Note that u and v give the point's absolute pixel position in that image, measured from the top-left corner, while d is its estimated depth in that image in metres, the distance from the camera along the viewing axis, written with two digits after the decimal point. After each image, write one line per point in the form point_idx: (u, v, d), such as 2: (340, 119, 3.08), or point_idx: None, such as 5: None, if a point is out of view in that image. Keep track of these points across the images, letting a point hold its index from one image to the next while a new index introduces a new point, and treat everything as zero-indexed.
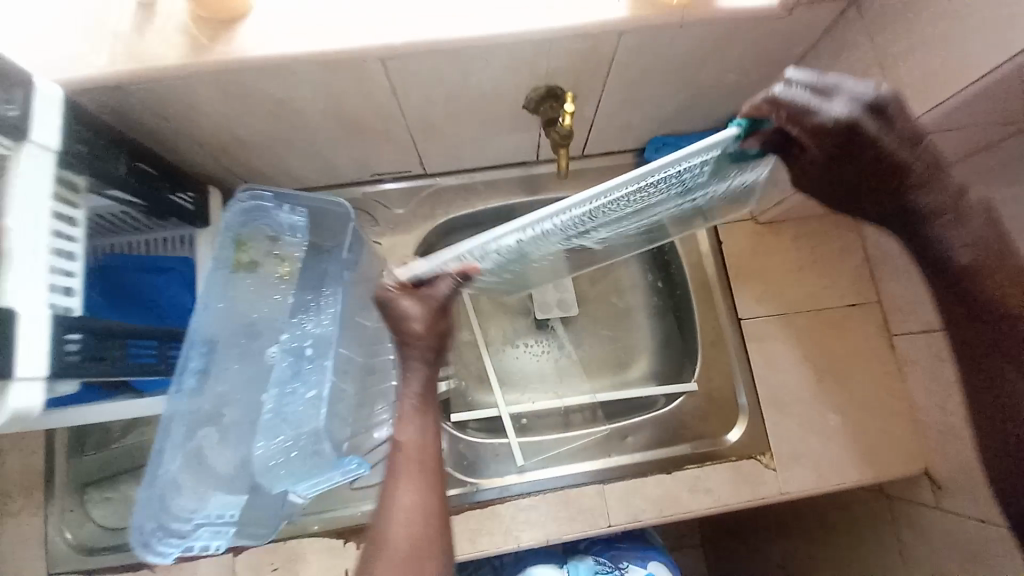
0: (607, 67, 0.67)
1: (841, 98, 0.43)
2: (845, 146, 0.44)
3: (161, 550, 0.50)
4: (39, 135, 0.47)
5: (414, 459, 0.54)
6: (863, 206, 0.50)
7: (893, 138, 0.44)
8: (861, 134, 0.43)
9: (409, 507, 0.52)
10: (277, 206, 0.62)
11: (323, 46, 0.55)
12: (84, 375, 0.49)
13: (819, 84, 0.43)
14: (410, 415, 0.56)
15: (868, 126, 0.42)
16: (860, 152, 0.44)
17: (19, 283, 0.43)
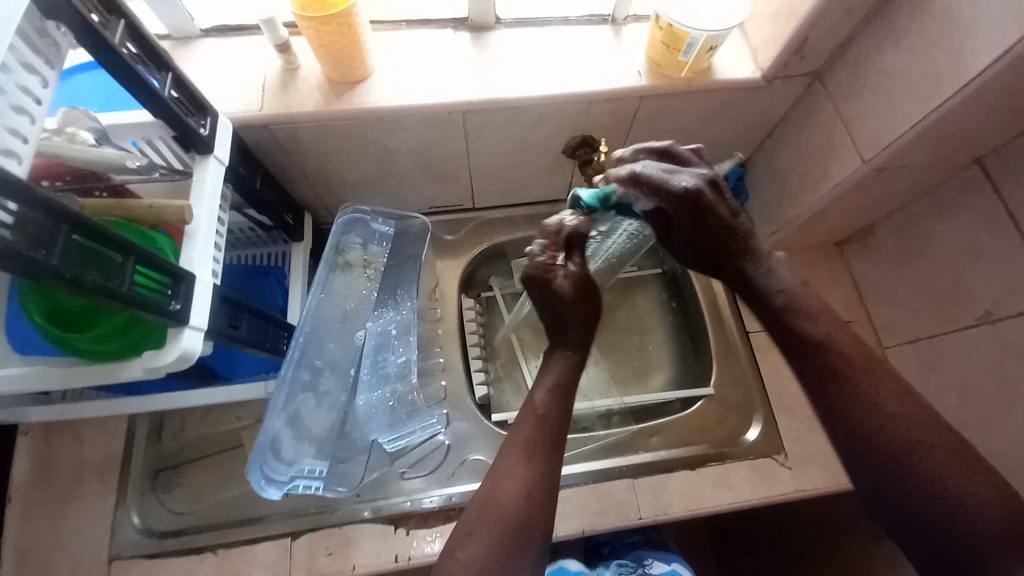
0: (631, 122, 0.85)
1: (689, 178, 0.60)
2: (692, 215, 0.60)
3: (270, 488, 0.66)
4: (217, 151, 0.61)
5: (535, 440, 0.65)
6: (722, 252, 0.63)
7: (727, 209, 0.62)
8: (705, 201, 0.60)
9: (522, 475, 0.63)
10: (372, 218, 0.81)
11: (422, 104, 0.74)
12: (223, 337, 0.61)
13: (661, 168, 0.61)
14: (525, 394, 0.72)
15: (706, 191, 0.59)
16: (703, 217, 0.60)
17: (198, 257, 0.56)
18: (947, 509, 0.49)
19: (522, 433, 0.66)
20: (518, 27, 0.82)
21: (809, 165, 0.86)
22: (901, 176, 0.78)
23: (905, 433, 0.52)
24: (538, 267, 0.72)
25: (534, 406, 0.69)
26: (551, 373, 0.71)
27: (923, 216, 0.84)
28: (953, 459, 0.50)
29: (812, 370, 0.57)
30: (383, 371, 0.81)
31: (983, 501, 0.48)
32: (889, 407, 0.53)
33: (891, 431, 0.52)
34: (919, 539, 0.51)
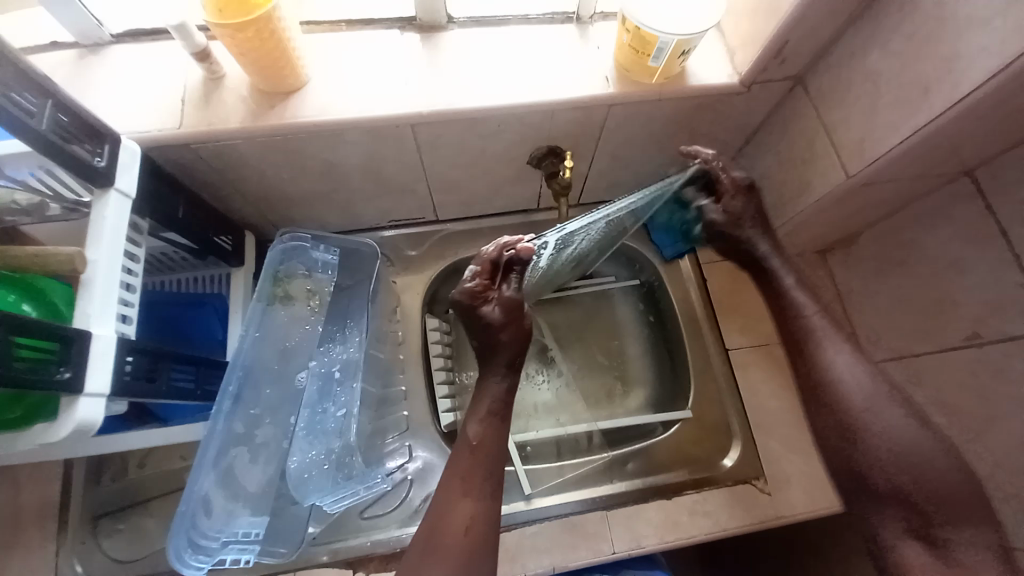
0: (599, 132, 0.78)
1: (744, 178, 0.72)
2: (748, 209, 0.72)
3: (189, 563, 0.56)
4: (120, 183, 0.54)
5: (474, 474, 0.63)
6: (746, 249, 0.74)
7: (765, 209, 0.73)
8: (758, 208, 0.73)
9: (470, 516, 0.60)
10: (313, 244, 0.73)
11: (364, 116, 0.66)
12: (135, 393, 0.54)
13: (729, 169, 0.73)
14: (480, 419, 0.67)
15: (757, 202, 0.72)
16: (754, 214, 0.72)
17: (95, 310, 0.49)
18: (900, 474, 0.60)
19: (459, 466, 0.63)
20: (474, 27, 0.74)
21: (790, 175, 0.80)
22: (885, 189, 0.73)
23: (870, 399, 0.63)
24: (467, 295, 0.65)
25: (468, 438, 0.66)
26: (484, 400, 0.67)
27: (908, 229, 0.80)
28: (913, 428, 0.60)
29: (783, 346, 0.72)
30: (322, 426, 0.65)
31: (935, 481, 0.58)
32: (862, 379, 0.64)
33: (860, 398, 0.63)
34: (877, 500, 0.61)
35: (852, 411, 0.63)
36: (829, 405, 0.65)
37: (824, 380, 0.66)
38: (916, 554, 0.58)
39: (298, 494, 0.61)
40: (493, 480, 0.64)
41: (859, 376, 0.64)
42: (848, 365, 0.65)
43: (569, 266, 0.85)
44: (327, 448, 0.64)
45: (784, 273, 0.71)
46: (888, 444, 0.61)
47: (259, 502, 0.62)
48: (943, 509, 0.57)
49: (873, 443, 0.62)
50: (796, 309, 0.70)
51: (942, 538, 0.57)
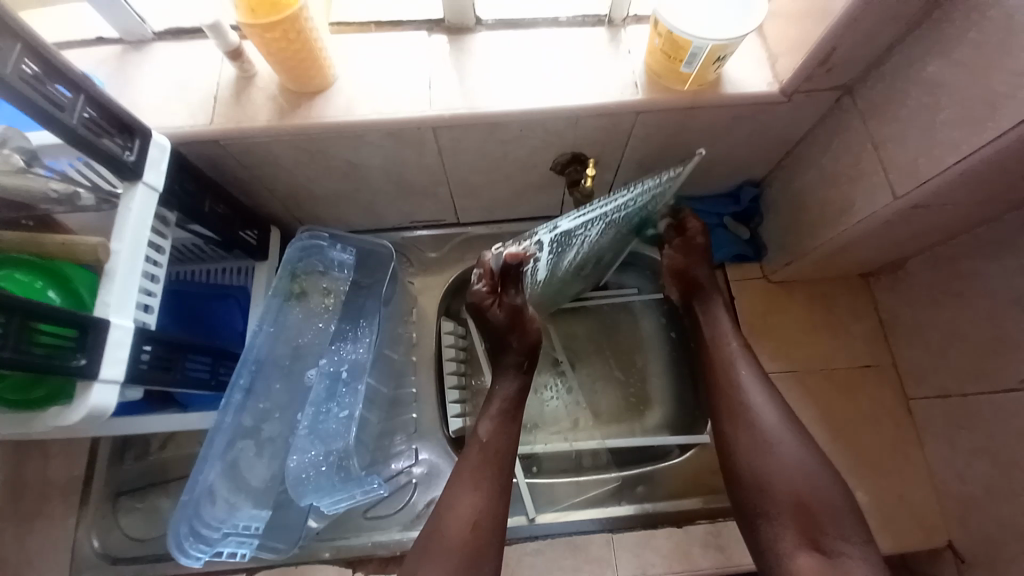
0: (627, 139, 0.75)
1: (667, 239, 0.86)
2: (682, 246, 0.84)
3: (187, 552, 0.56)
4: (148, 177, 0.56)
5: (483, 472, 0.66)
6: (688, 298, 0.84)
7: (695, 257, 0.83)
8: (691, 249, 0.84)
9: (469, 518, 0.63)
10: (330, 244, 0.72)
11: (383, 119, 0.66)
12: (149, 381, 0.56)
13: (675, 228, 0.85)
14: (495, 415, 0.71)
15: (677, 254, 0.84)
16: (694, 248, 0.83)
17: (114, 300, 0.51)
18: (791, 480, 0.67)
19: (467, 466, 0.67)
20: (502, 29, 0.73)
21: (831, 192, 0.75)
22: (940, 212, 0.66)
23: (769, 419, 0.71)
24: (479, 296, 0.68)
25: (479, 436, 0.70)
26: (494, 400, 0.72)
27: (965, 257, 0.72)
28: (797, 441, 0.69)
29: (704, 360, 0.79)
30: (324, 427, 0.64)
31: (809, 490, 0.66)
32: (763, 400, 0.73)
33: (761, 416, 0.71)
34: (778, 520, 0.66)
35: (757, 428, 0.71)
36: (738, 421, 0.72)
37: (736, 398, 0.74)
38: (807, 561, 0.62)
39: (296, 495, 0.60)
40: (503, 480, 0.67)
41: (755, 392, 0.73)
42: (751, 385, 0.74)
43: (575, 276, 0.84)
44: (327, 450, 0.63)
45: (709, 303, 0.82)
46: (787, 458, 0.68)
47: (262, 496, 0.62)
48: (824, 516, 0.64)
49: (771, 456, 0.69)
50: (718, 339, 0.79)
51: (832, 548, 0.62)
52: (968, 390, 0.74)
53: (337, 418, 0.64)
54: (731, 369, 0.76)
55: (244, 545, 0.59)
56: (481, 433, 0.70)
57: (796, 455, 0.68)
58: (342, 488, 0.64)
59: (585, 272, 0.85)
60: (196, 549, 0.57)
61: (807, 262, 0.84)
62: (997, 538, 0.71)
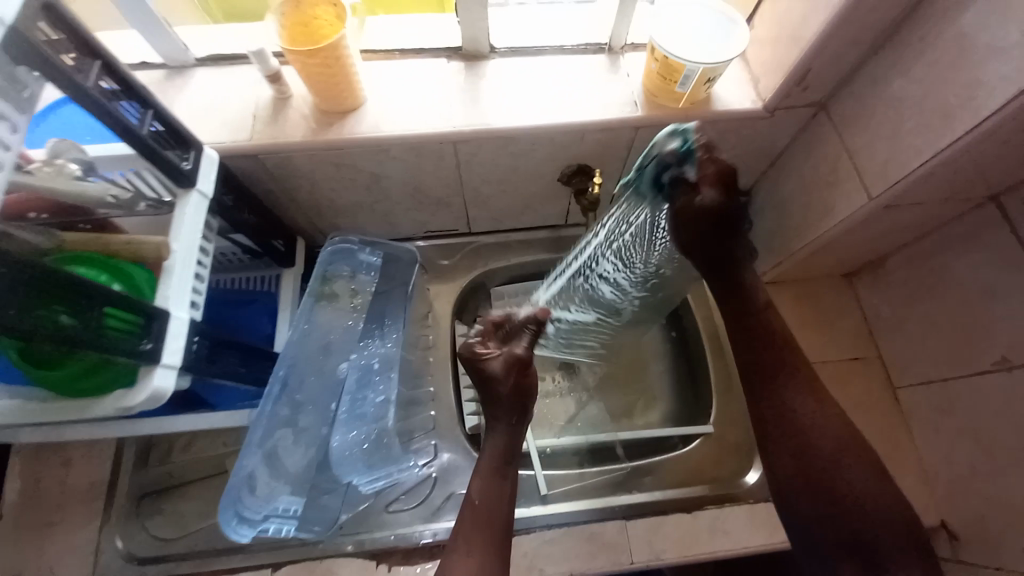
0: (627, 152, 0.83)
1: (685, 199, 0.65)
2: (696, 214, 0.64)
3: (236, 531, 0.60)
4: (200, 185, 0.62)
5: (480, 523, 0.64)
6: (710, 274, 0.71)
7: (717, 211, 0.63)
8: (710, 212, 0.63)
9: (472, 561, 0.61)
10: (359, 247, 0.78)
11: (409, 134, 0.73)
12: (195, 371, 0.61)
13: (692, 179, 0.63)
14: (484, 474, 0.69)
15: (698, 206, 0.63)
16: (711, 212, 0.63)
17: (172, 293, 0.56)
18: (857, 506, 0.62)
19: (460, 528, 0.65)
20: (513, 56, 0.82)
21: (813, 197, 0.82)
22: (909, 212, 0.74)
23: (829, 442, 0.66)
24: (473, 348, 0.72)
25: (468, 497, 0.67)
26: (483, 459, 0.70)
27: (935, 253, 0.80)
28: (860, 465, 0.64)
29: (760, 378, 0.71)
30: (360, 411, 0.70)
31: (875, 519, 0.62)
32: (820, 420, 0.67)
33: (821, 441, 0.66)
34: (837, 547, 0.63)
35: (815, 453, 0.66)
36: (795, 447, 0.67)
37: (793, 421, 0.67)
38: None
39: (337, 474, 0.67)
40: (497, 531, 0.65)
41: (812, 411, 0.67)
42: (807, 405, 0.68)
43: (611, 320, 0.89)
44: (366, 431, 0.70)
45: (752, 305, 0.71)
46: (849, 484, 0.64)
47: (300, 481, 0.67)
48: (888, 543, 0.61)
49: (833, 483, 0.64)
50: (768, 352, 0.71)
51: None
52: (949, 375, 0.80)
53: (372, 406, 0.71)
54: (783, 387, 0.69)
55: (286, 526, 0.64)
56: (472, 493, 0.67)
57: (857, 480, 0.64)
58: (379, 467, 0.70)
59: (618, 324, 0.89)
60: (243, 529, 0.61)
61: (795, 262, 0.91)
62: (985, 513, 0.75)
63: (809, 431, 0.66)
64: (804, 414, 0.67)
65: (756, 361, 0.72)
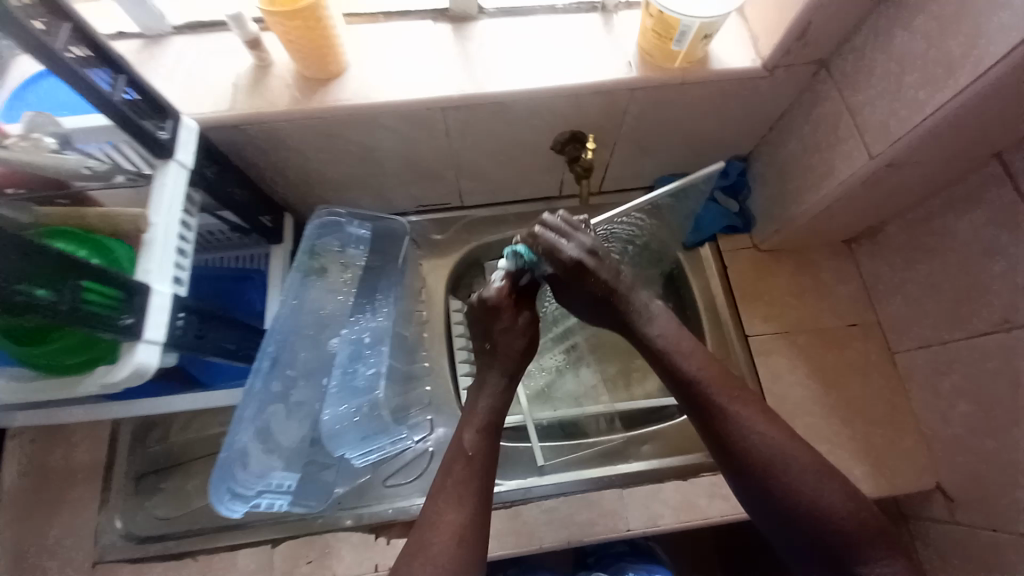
0: (623, 118, 0.81)
1: (575, 248, 0.67)
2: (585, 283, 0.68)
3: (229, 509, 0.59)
4: (179, 155, 0.60)
5: (469, 481, 0.65)
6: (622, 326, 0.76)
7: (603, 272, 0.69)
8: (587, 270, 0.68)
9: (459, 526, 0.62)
10: (348, 221, 0.75)
11: (396, 101, 0.70)
12: (184, 346, 0.59)
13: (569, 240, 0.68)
14: (483, 429, 0.69)
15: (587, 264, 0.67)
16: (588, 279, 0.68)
17: (154, 267, 0.54)
18: (814, 519, 0.62)
19: (453, 478, 0.66)
20: (503, 17, 0.78)
21: (813, 161, 0.80)
22: (911, 172, 0.72)
23: (770, 451, 0.65)
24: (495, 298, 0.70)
25: (462, 447, 0.68)
26: (478, 413, 0.70)
27: (937, 216, 0.79)
28: (802, 469, 0.64)
29: (694, 409, 0.69)
30: (352, 383, 0.72)
31: (830, 517, 0.62)
32: (756, 427, 0.66)
33: (762, 450, 0.65)
34: (801, 546, 0.64)
35: (762, 461, 0.65)
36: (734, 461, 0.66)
37: (732, 437, 0.66)
38: None
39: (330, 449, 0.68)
40: (485, 492, 0.66)
41: (747, 419, 0.67)
42: (739, 414, 0.67)
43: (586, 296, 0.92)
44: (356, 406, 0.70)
45: (651, 331, 0.72)
46: (798, 488, 0.63)
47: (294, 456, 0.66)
48: (847, 537, 0.61)
49: (782, 489, 0.64)
50: (682, 369, 0.70)
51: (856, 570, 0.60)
52: (946, 339, 0.80)
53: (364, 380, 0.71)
54: (714, 400, 0.68)
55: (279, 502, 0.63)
56: (466, 446, 0.68)
57: (806, 482, 0.64)
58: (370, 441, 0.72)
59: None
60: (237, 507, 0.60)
61: (794, 229, 0.90)
62: (983, 474, 0.76)
63: (746, 441, 0.66)
64: (739, 424, 0.66)
65: (680, 397, 0.70)
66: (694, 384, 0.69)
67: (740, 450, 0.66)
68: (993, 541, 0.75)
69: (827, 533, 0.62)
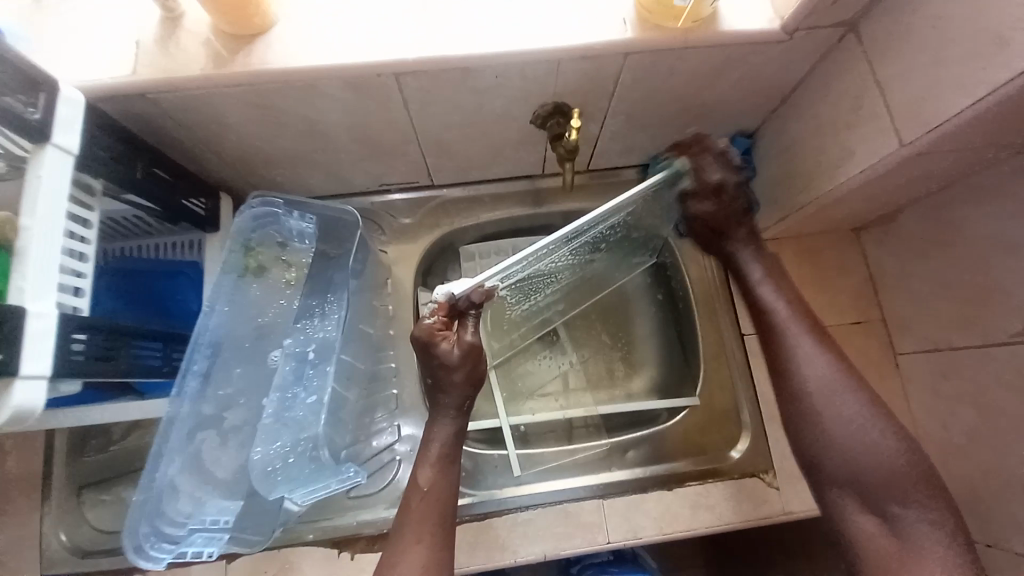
0: (613, 87, 0.69)
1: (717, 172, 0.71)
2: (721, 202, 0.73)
3: (153, 554, 0.54)
4: (58, 138, 0.48)
5: (431, 511, 0.60)
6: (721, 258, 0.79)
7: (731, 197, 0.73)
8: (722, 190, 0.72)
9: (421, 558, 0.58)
10: (287, 211, 0.65)
11: (336, 65, 0.57)
12: (91, 374, 0.51)
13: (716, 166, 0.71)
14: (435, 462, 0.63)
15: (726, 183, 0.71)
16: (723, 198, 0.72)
17: (31, 284, 0.45)
18: (858, 456, 0.59)
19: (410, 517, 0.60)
20: None
21: (828, 143, 0.70)
22: (941, 160, 0.62)
23: (825, 381, 0.63)
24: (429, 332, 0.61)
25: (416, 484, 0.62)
26: (432, 445, 0.64)
27: (958, 207, 0.70)
28: (858, 400, 0.62)
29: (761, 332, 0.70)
30: (290, 414, 0.61)
31: (881, 451, 0.59)
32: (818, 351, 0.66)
33: (816, 379, 0.64)
34: (839, 483, 0.61)
35: (813, 390, 0.63)
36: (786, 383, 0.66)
37: (787, 360, 0.66)
38: (875, 529, 0.58)
39: (266, 491, 0.59)
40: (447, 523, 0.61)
41: (806, 343, 0.66)
42: (799, 336, 0.67)
43: (566, 290, 0.85)
44: (295, 439, 0.62)
45: (746, 257, 0.75)
46: (844, 419, 0.61)
47: (229, 489, 0.60)
48: (895, 479, 0.58)
49: (829, 415, 0.62)
50: (759, 292, 0.72)
51: (896, 511, 0.57)
52: (953, 344, 0.73)
53: (305, 404, 0.62)
54: (779, 322, 0.68)
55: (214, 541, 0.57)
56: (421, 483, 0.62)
57: (857, 417, 0.61)
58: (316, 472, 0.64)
59: (569, 297, 0.87)
60: (161, 551, 0.54)
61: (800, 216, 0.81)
62: (979, 485, 0.72)
63: (802, 364, 0.65)
64: (798, 344, 0.66)
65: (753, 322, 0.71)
66: (764, 306, 0.70)
67: (795, 376, 0.65)
68: (982, 554, 0.71)
69: (868, 473, 0.59)
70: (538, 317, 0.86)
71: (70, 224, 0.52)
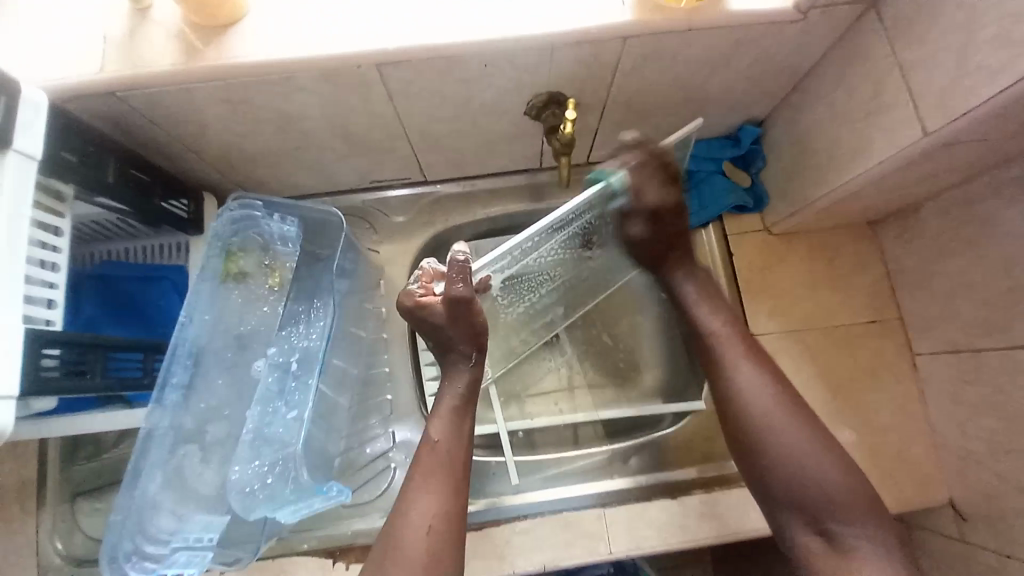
0: (612, 75, 0.64)
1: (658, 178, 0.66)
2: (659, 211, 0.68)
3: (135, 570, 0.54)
4: (19, 142, 0.44)
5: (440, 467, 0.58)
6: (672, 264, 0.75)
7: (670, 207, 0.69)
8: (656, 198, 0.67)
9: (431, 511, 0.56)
10: (267, 214, 0.64)
11: (311, 57, 0.54)
12: (63, 391, 0.49)
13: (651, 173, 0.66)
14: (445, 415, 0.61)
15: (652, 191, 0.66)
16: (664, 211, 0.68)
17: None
18: (799, 479, 0.59)
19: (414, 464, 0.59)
20: None
21: (844, 132, 0.65)
22: (967, 150, 0.57)
23: (769, 409, 0.62)
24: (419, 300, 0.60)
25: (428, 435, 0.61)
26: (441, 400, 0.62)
27: (984, 200, 0.64)
28: (795, 425, 0.61)
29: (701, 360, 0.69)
30: (269, 432, 0.59)
31: (821, 472, 0.58)
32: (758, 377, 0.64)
33: (759, 407, 0.62)
34: (779, 505, 0.60)
35: (755, 415, 0.62)
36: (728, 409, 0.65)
37: (729, 390, 0.65)
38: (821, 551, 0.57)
39: (245, 511, 0.55)
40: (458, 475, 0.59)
41: (743, 369, 0.65)
42: (737, 361, 0.66)
43: (564, 289, 0.82)
44: (274, 458, 0.58)
45: (686, 285, 0.73)
46: (784, 442, 0.60)
47: (214, 505, 0.58)
48: (837, 501, 0.57)
49: (765, 442, 0.61)
50: (701, 320, 0.70)
51: (838, 532, 0.56)
52: (974, 346, 0.69)
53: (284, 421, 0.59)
54: (718, 347, 0.67)
55: (194, 559, 0.54)
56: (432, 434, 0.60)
57: (799, 442, 0.60)
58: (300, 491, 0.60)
59: (568, 297, 0.85)
60: (142, 569, 0.54)
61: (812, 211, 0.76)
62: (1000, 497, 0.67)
63: (741, 391, 0.64)
64: (736, 369, 0.65)
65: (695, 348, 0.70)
66: (710, 334, 0.69)
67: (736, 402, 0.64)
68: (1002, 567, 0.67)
69: (809, 496, 0.58)
70: (538, 317, 0.84)
71: (38, 235, 0.50)
